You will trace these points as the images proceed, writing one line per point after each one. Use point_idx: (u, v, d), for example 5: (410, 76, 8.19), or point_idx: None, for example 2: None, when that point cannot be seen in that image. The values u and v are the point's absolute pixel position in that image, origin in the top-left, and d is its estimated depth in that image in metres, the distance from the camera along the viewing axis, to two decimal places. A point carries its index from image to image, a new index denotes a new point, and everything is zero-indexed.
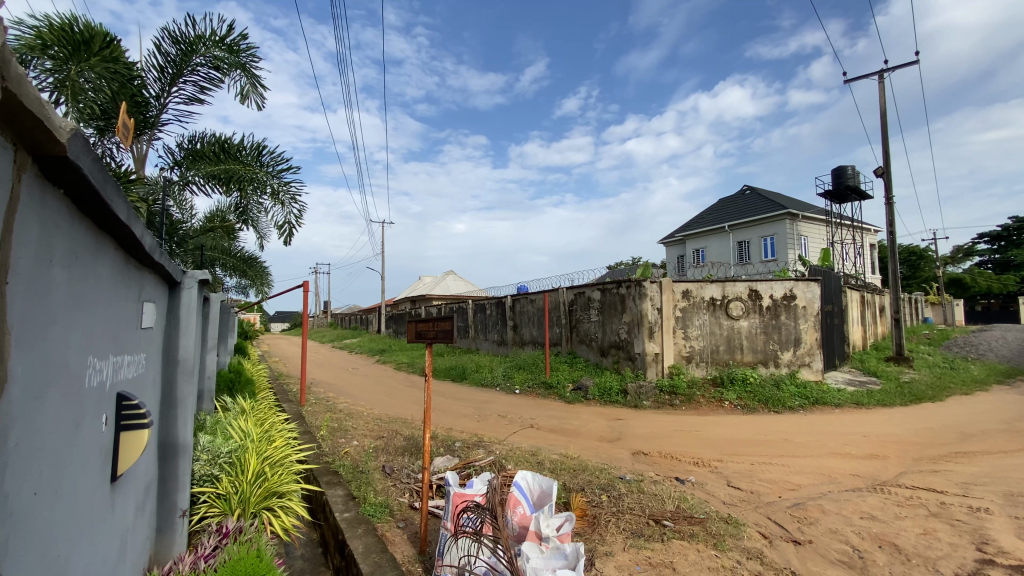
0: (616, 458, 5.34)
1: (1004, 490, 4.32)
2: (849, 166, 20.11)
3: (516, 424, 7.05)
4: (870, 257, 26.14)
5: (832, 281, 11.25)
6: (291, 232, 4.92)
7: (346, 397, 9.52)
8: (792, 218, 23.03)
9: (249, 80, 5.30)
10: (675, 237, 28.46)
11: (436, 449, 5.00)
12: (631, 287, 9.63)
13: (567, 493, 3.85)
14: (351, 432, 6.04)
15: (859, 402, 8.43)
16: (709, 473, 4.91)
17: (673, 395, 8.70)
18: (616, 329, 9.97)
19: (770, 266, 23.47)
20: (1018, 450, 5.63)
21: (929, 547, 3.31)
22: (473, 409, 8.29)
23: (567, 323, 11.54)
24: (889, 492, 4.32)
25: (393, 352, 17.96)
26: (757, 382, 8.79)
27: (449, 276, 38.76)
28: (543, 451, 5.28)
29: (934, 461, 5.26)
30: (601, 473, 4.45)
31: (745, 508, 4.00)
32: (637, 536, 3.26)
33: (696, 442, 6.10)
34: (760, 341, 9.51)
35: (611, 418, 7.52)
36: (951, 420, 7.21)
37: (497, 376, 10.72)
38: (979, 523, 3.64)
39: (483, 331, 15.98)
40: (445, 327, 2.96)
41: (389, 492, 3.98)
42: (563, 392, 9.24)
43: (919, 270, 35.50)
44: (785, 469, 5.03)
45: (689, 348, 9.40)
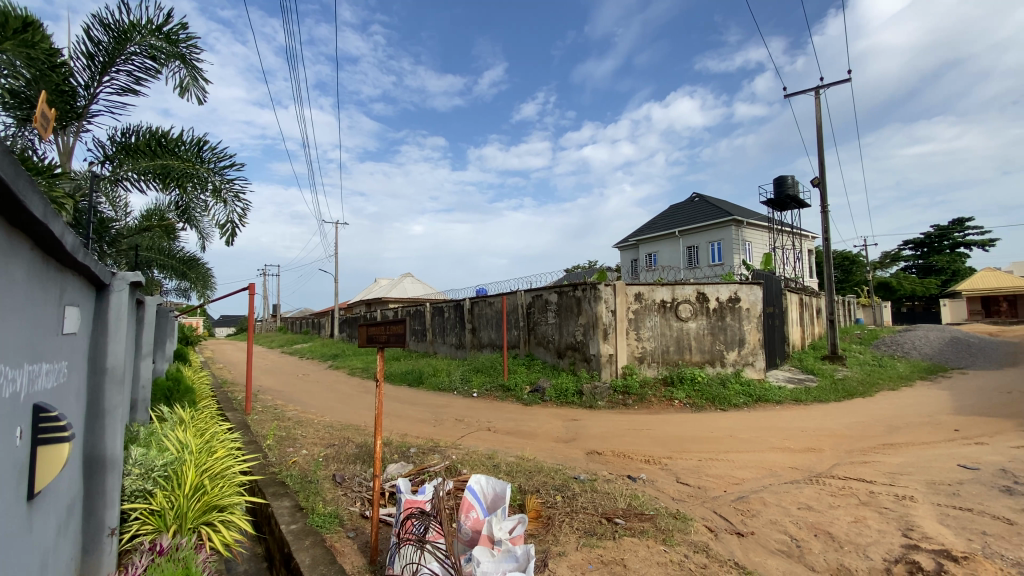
0: (571, 459, 5.41)
1: (925, 479, 4.68)
2: (789, 175, 21.29)
3: (472, 428, 7.02)
4: (808, 262, 27.80)
5: (773, 284, 11.85)
6: (234, 232, 4.69)
7: (295, 404, 9.18)
8: (737, 224, 24.14)
9: (189, 71, 5.01)
10: (629, 241, 29.18)
11: (390, 455, 4.90)
12: (587, 290, 9.82)
13: (523, 495, 3.86)
14: (300, 440, 5.82)
15: (797, 399, 8.92)
16: (660, 470, 5.06)
17: (627, 395, 8.91)
18: (572, 330, 10.12)
19: (718, 270, 24.51)
20: (936, 440, 6.12)
21: (860, 534, 3.53)
22: (429, 413, 8.18)
23: (524, 325, 11.60)
24: (824, 483, 4.59)
25: (346, 357, 17.47)
26: (704, 381, 9.14)
27: (405, 278, 38.07)
28: (500, 454, 5.28)
29: (863, 453, 5.65)
30: (556, 474, 4.49)
31: (692, 503, 4.14)
32: (589, 534, 3.31)
33: (647, 440, 6.28)
34: (707, 342, 9.90)
35: (566, 419, 7.61)
36: (879, 414, 7.75)
37: (454, 379, 10.64)
38: (904, 510, 3.92)
39: (440, 334, 15.82)
40: (397, 330, 2.91)
41: (339, 501, 3.85)
42: (520, 395, 9.28)
43: (852, 274, 38.01)
44: (730, 464, 5.25)
45: (642, 349, 9.66)
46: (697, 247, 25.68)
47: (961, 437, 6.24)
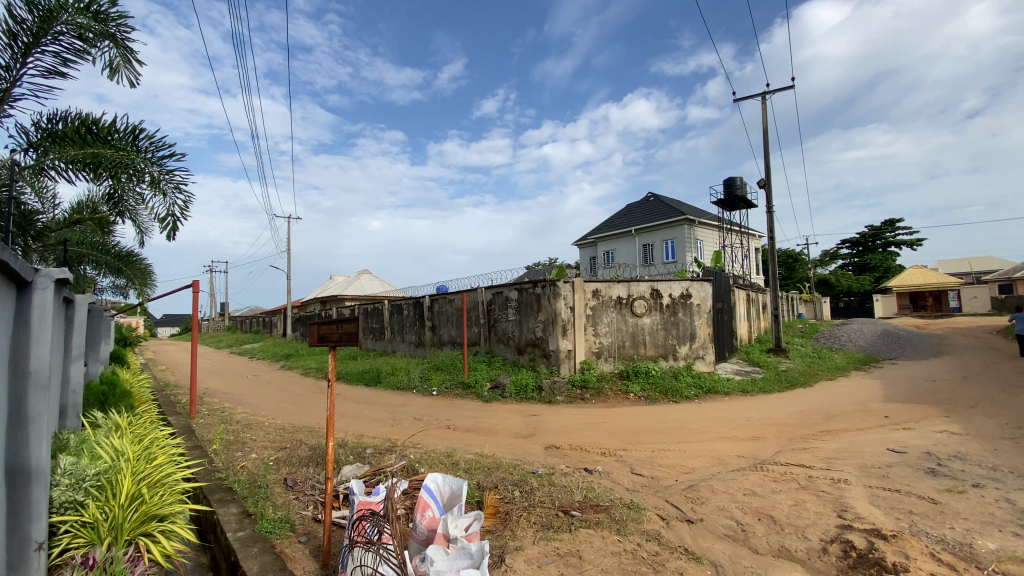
0: (530, 453, 5.46)
1: (858, 462, 5.01)
2: (738, 177, 22.20)
3: (431, 426, 6.94)
4: (754, 260, 29.19)
5: (722, 281, 12.34)
6: (175, 226, 4.43)
7: (245, 406, 8.80)
8: (690, 223, 25.00)
9: (119, 50, 4.68)
10: (588, 239, 29.68)
11: (346, 457, 4.78)
12: (546, 287, 9.91)
13: (481, 492, 3.86)
14: (249, 444, 5.59)
15: (744, 390, 9.36)
16: (614, 462, 5.18)
17: (584, 389, 9.07)
18: (532, 327, 10.19)
19: (671, 267, 25.30)
20: (869, 426, 6.57)
21: (800, 516, 3.75)
22: (386, 413, 8.03)
23: (485, 322, 11.58)
24: (767, 469, 4.83)
25: (298, 357, 16.89)
26: (657, 374, 9.45)
27: (362, 275, 37.18)
28: (458, 452, 5.25)
29: (803, 440, 5.99)
30: (514, 469, 4.51)
31: (646, 493, 4.27)
32: (546, 528, 3.35)
33: (603, 433, 6.42)
34: (660, 336, 10.21)
35: (526, 415, 7.67)
36: (818, 403, 8.24)
37: (413, 378, 10.49)
38: (839, 492, 4.19)
39: (399, 332, 15.56)
40: (349, 329, 2.84)
41: (290, 506, 3.73)
42: (480, 392, 9.26)
43: (795, 272, 40.15)
44: (681, 454, 5.44)
45: (599, 344, 9.85)
46: (652, 245, 26.40)
47: (890, 423, 6.73)
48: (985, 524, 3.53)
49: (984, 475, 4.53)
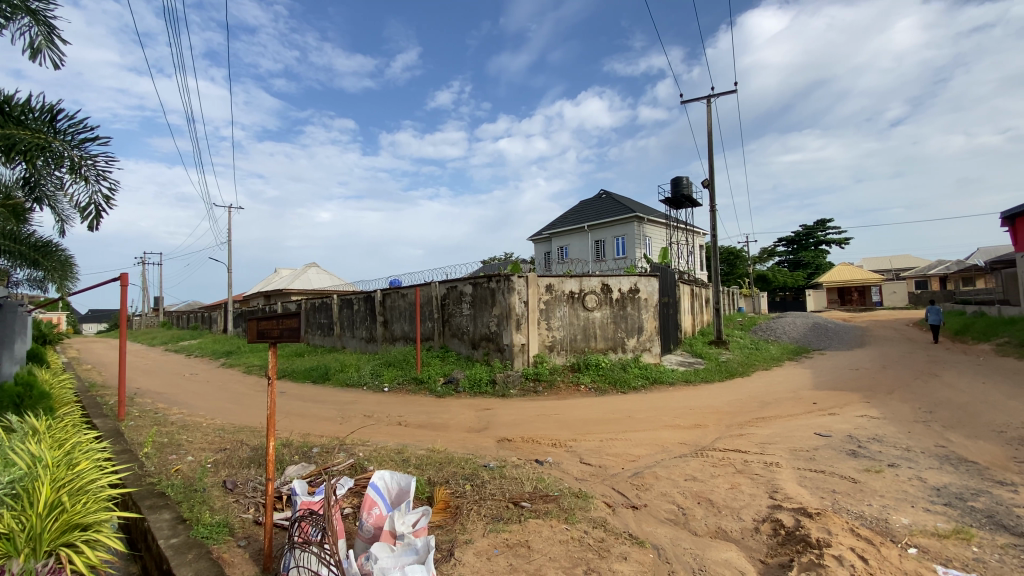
0: (482, 447, 5.48)
1: (789, 446, 5.36)
2: (685, 176, 23.04)
3: (381, 423, 6.82)
4: (699, 257, 30.49)
5: (668, 276, 12.79)
6: (97, 216, 4.07)
7: (181, 407, 8.34)
8: (639, 221, 25.82)
9: (40, 28, 4.26)
10: (542, 234, 29.98)
11: (291, 456, 4.61)
12: (500, 281, 9.94)
13: (431, 487, 3.85)
14: (185, 446, 5.29)
15: (687, 380, 9.81)
16: (565, 452, 5.30)
17: (537, 382, 9.19)
18: (486, 322, 10.20)
19: (621, 263, 26.03)
20: (799, 412, 7.04)
21: (735, 499, 3.97)
22: (335, 411, 7.82)
23: (438, 317, 11.47)
24: (707, 455, 5.10)
25: (239, 354, 16.12)
26: (607, 366, 9.72)
27: (309, 268, 35.88)
28: (409, 448, 5.19)
29: (740, 426, 6.34)
30: (466, 464, 4.51)
31: (593, 481, 4.40)
32: (497, 520, 3.38)
33: (554, 425, 6.54)
34: (610, 330, 10.49)
35: (479, 409, 7.68)
36: (754, 392, 8.75)
37: (364, 374, 10.26)
38: (771, 474, 4.48)
39: (349, 328, 15.16)
40: (291, 324, 2.74)
41: (229, 509, 3.57)
42: (433, 387, 9.18)
43: (736, 268, 42.26)
44: (628, 443, 5.63)
45: (551, 338, 10.01)
46: (603, 241, 27.02)
47: (817, 409, 7.24)
48: (898, 500, 3.88)
49: (898, 456, 4.97)
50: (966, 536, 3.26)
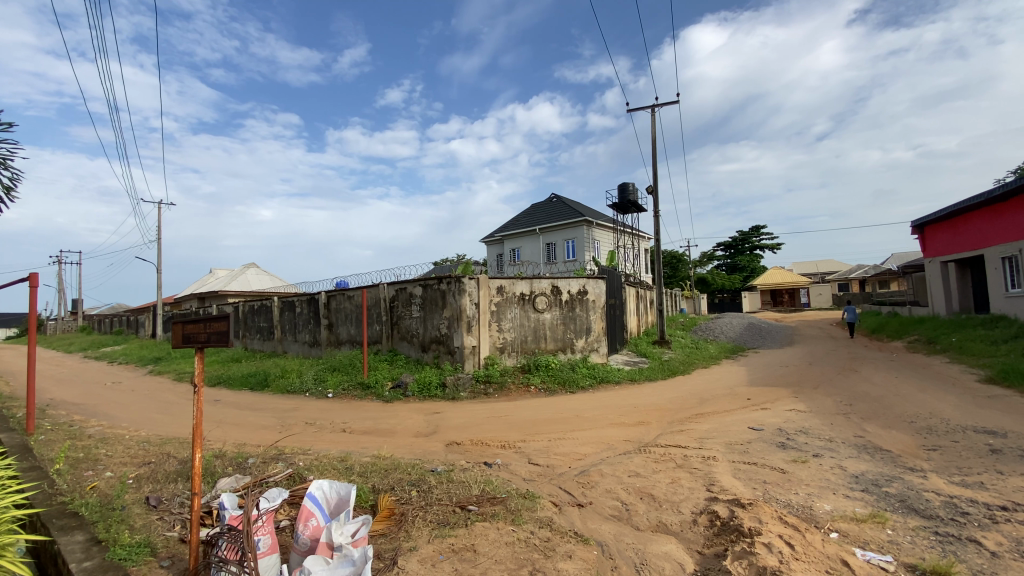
0: (430, 452, 5.40)
1: (725, 440, 5.64)
2: (631, 183, 23.75)
3: (325, 431, 6.57)
4: (643, 261, 31.60)
5: (615, 278, 13.13)
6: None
7: (100, 418, 7.67)
8: (588, 224, 26.42)
9: None
10: (494, 236, 30.01)
11: (223, 468, 4.35)
12: (451, 283, 9.85)
13: (375, 495, 3.74)
14: (103, 461, 4.87)
15: (632, 378, 10.12)
16: (513, 453, 5.31)
17: (487, 384, 9.16)
18: (436, 324, 10.08)
19: (571, 265, 26.53)
20: (734, 408, 7.42)
21: (675, 493, 4.12)
22: (274, 419, 7.46)
23: (386, 320, 11.20)
24: (649, 451, 5.27)
25: (169, 361, 15.07)
26: (556, 367, 9.84)
27: (249, 268, 34.10)
28: (353, 455, 5.03)
29: (681, 422, 6.61)
30: (412, 469, 4.42)
31: (541, 481, 4.43)
32: (443, 525, 3.33)
33: (503, 426, 6.54)
34: (560, 331, 10.63)
35: (428, 413, 7.57)
36: (695, 389, 9.14)
37: (306, 381, 9.84)
38: (708, 468, 4.69)
39: (290, 332, 14.52)
40: (219, 328, 2.61)
41: (152, 528, 3.31)
42: (381, 392, 8.94)
43: (679, 271, 44.08)
44: (575, 442, 5.72)
45: (502, 340, 10.04)
46: (554, 244, 27.42)
47: (751, 404, 7.67)
48: (822, 488, 4.17)
49: (822, 446, 5.34)
50: (881, 519, 3.53)
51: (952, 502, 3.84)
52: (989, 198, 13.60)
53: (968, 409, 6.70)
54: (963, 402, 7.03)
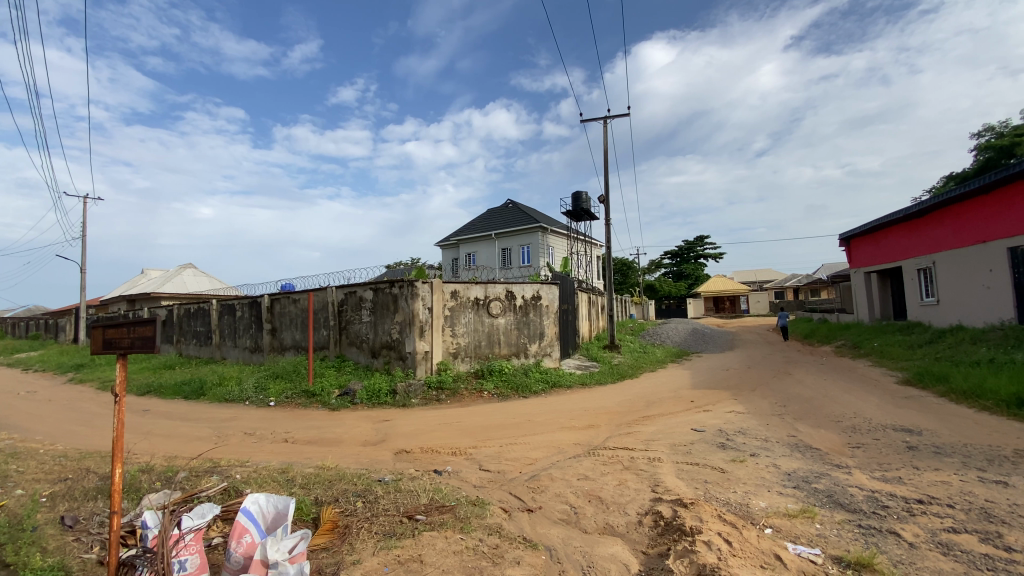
0: (378, 461, 5.25)
1: (670, 442, 5.83)
2: (584, 192, 24.24)
3: (265, 441, 6.25)
4: (596, 268, 32.32)
5: (568, 284, 13.33)
6: None
7: (9, 432, 6.95)
8: (543, 231, 26.75)
9: None
10: (449, 241, 29.79)
11: (150, 484, 4.04)
12: (403, 287, 9.68)
13: (317, 507, 3.59)
14: (12, 478, 4.41)
15: (583, 382, 10.28)
16: (464, 460, 5.26)
17: (440, 390, 9.02)
18: (387, 329, 9.87)
19: (526, 271, 26.75)
20: (679, 410, 7.69)
21: (622, 494, 4.21)
22: (210, 429, 7.03)
23: (335, 324, 10.84)
24: (598, 454, 5.37)
25: (93, 368, 13.89)
26: (510, 372, 9.85)
27: (185, 269, 32.10)
28: (295, 467, 4.81)
29: (629, 425, 6.77)
30: (358, 479, 4.28)
31: (491, 488, 4.41)
32: (389, 536, 3.23)
33: (454, 433, 6.46)
34: (513, 336, 10.66)
35: (377, 421, 7.36)
36: (643, 392, 9.40)
37: (246, 389, 9.35)
38: (654, 469, 4.83)
39: (230, 337, 13.78)
40: (145, 333, 2.44)
41: (66, 550, 3.02)
42: (327, 400, 8.62)
43: (629, 278, 45.34)
44: (526, 447, 5.74)
45: (455, 345, 9.96)
46: (509, 249, 27.54)
47: (695, 406, 7.98)
48: (757, 486, 4.38)
49: (758, 446, 5.63)
50: (810, 514, 3.76)
51: (874, 496, 4.14)
52: (908, 214, 14.83)
53: (888, 408, 7.26)
54: (884, 402, 7.60)
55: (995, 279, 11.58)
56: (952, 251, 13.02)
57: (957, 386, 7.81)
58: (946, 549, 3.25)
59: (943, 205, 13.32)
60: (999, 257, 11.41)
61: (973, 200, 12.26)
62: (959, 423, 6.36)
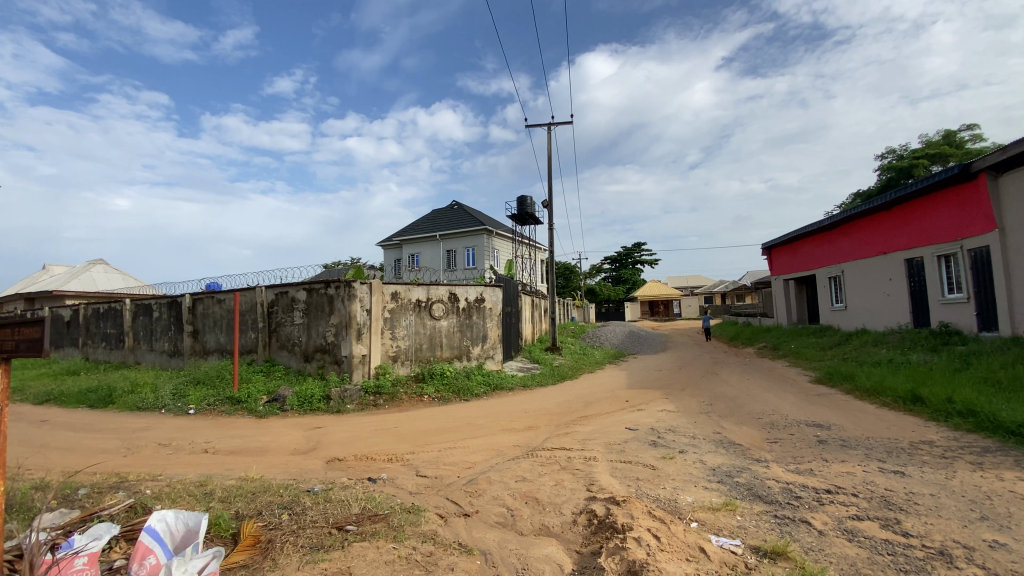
0: (308, 470, 5.01)
1: (606, 441, 5.99)
2: (529, 196, 24.49)
3: (181, 452, 5.78)
4: (539, 271, 32.79)
5: (512, 287, 13.39)
6: None
7: None
8: (488, 233, 26.79)
9: None
10: (392, 241, 29.12)
11: (43, 503, 3.63)
12: (340, 288, 9.33)
13: (237, 522, 3.36)
14: None
15: (525, 384, 10.37)
16: (400, 466, 5.13)
17: (377, 395, 8.76)
18: (322, 332, 9.47)
19: (470, 273, 26.67)
20: (615, 410, 7.93)
21: (558, 495, 4.27)
22: (117, 441, 6.40)
23: (264, 326, 10.26)
24: (536, 455, 5.41)
25: None
26: (451, 375, 9.73)
27: (95, 264, 29.33)
28: (215, 479, 4.49)
29: (567, 426, 6.89)
30: (284, 491, 4.04)
31: (428, 494, 4.32)
32: (315, 549, 3.08)
33: (391, 439, 6.30)
34: (455, 338, 10.57)
35: (308, 428, 7.02)
36: (582, 393, 9.63)
37: (162, 396, 8.65)
38: (589, 468, 4.94)
39: (145, 340, 12.70)
40: (31, 335, 2.18)
41: None
42: (254, 407, 8.12)
43: (570, 282, 46.34)
44: (465, 450, 5.70)
45: (395, 348, 9.72)
46: (453, 251, 27.33)
47: (630, 405, 8.26)
48: (685, 481, 4.59)
49: (687, 443, 5.90)
50: (732, 507, 3.98)
51: (789, 488, 4.45)
52: (821, 227, 16.16)
53: (802, 405, 7.86)
54: (799, 400, 8.21)
55: (894, 287, 12.86)
56: (859, 261, 14.32)
57: (861, 384, 8.59)
58: (851, 535, 3.54)
59: (852, 219, 14.60)
60: (898, 268, 12.68)
61: (876, 215, 13.54)
62: (864, 418, 6.97)
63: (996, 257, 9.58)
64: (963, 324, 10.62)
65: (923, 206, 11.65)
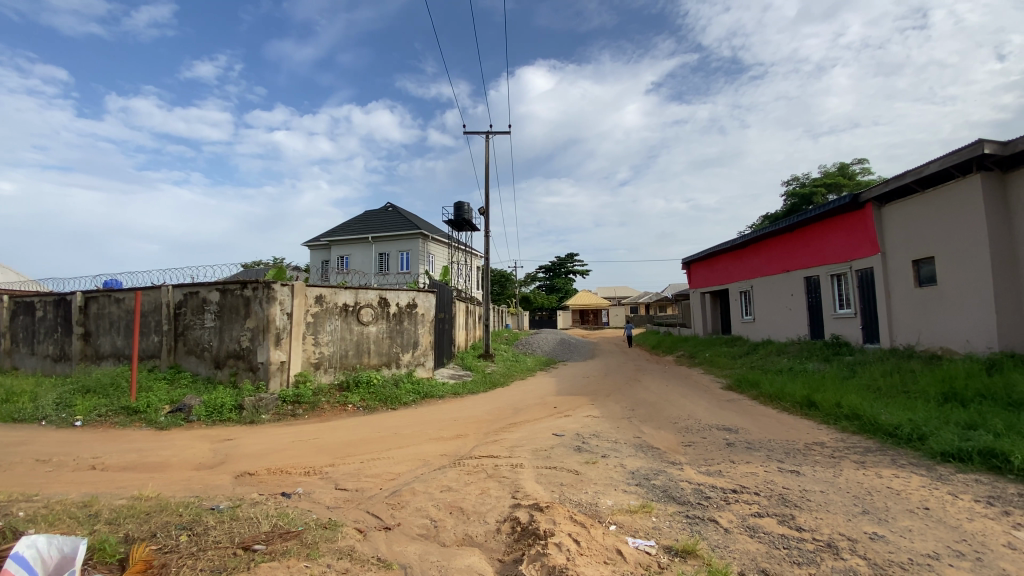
0: (214, 486, 4.64)
1: (532, 448, 6.06)
2: (466, 203, 24.41)
3: (63, 469, 5.13)
4: (474, 278, 32.74)
5: (445, 292, 13.24)
6: None
7: None
8: (423, 238, 26.39)
9: None
10: (321, 241, 27.85)
11: None
12: (258, 290, 8.78)
13: (126, 546, 3.04)
14: None
15: (456, 392, 10.24)
16: (318, 480, 4.88)
17: (296, 405, 8.29)
18: (236, 336, 8.86)
19: (404, 278, 26.10)
20: (543, 416, 8.05)
21: (483, 503, 4.25)
22: None
23: (169, 329, 9.41)
24: (463, 464, 5.37)
25: None
26: (378, 383, 9.43)
27: None
28: (101, 499, 4.02)
29: (495, 433, 6.90)
30: (184, 509, 3.71)
31: (347, 508, 4.15)
32: (217, 573, 2.85)
33: (311, 450, 5.99)
34: (384, 345, 10.27)
35: (216, 440, 6.50)
36: (511, 400, 9.69)
37: (42, 407, 7.66)
38: (515, 476, 4.96)
39: (24, 343, 11.21)
40: None
41: None
42: (154, 417, 7.40)
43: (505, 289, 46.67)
44: (389, 461, 5.53)
45: (318, 354, 9.27)
46: (387, 254, 26.64)
47: (557, 412, 8.42)
48: (606, 485, 4.75)
49: (609, 448, 6.11)
50: (648, 509, 4.17)
51: (700, 488, 4.74)
52: (735, 245, 17.45)
53: (715, 411, 8.40)
54: (712, 406, 8.76)
55: (795, 301, 14.16)
56: (766, 278, 15.61)
57: (766, 390, 9.34)
58: (752, 532, 3.83)
59: (761, 239, 15.91)
60: (798, 284, 13.99)
61: (781, 236, 14.85)
62: (766, 422, 7.57)
63: (879, 278, 10.84)
64: (851, 336, 11.89)
65: (820, 230, 12.95)
